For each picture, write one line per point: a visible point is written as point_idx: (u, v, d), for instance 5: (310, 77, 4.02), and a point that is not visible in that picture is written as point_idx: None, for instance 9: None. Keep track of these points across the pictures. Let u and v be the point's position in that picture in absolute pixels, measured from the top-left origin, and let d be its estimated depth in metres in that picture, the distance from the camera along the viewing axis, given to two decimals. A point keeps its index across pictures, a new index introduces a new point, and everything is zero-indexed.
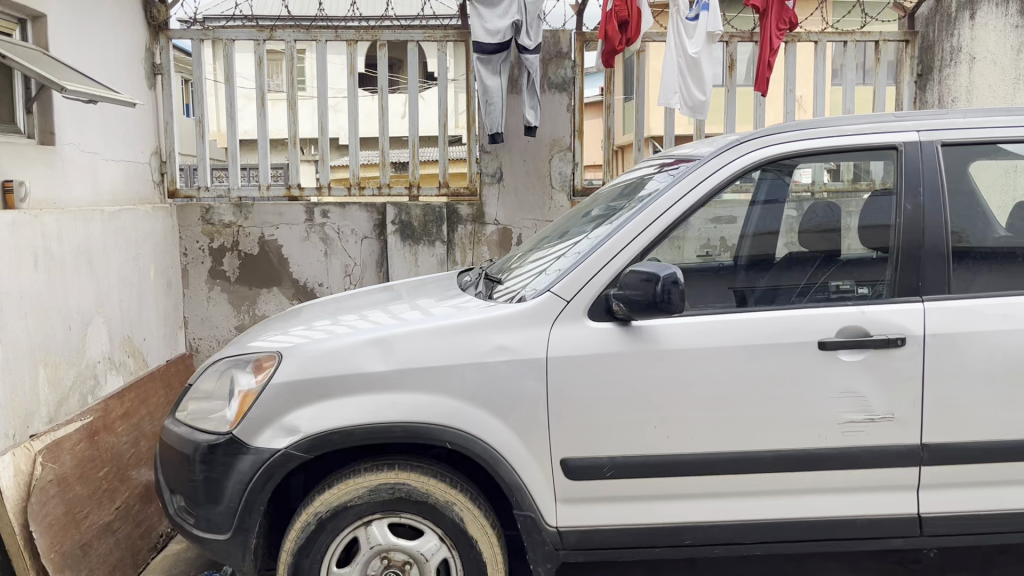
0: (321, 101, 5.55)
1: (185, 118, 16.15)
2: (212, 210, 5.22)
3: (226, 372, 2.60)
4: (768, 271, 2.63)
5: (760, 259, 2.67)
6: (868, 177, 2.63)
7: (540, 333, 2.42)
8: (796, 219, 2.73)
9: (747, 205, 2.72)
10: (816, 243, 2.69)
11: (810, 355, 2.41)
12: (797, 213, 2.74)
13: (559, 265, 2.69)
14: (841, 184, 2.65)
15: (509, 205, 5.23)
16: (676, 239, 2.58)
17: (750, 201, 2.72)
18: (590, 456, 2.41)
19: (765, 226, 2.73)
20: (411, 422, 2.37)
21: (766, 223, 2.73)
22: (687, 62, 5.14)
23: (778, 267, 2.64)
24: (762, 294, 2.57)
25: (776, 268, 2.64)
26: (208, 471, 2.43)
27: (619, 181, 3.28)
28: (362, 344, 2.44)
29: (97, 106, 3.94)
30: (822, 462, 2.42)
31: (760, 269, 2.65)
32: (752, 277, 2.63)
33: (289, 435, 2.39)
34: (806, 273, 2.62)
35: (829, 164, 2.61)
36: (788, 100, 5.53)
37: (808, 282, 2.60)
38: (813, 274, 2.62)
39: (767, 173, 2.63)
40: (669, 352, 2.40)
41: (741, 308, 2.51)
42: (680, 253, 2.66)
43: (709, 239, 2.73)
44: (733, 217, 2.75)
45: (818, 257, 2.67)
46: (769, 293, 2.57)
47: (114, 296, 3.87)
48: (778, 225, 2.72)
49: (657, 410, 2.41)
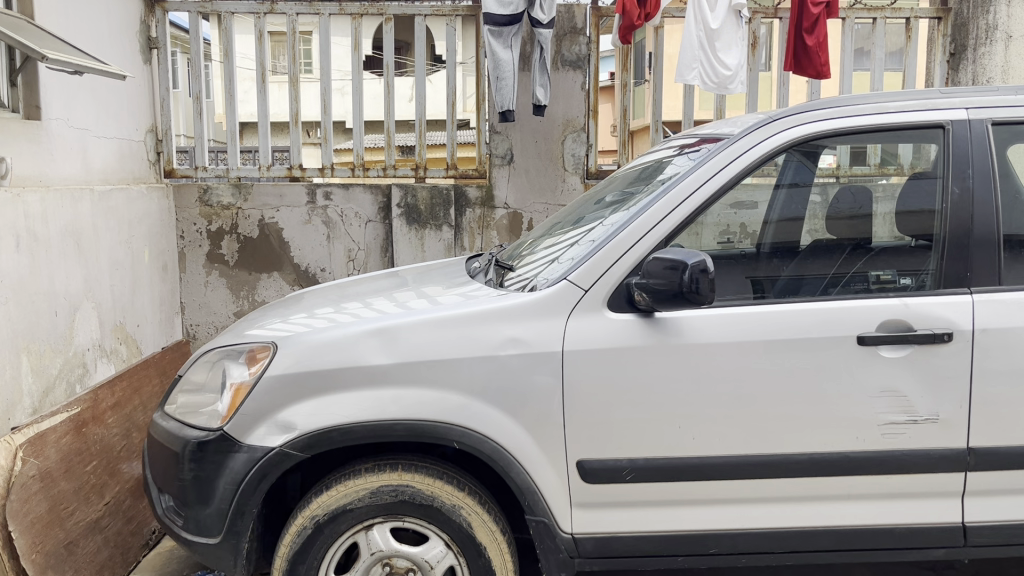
0: (324, 79, 5.34)
1: (185, 100, 15.98)
2: (209, 190, 5.04)
3: (218, 363, 2.43)
4: (793, 259, 2.46)
5: (784, 249, 2.49)
6: (895, 161, 2.45)
7: (554, 324, 2.25)
8: (821, 204, 2.51)
9: (770, 188, 2.46)
10: (842, 231, 2.50)
11: (847, 351, 2.22)
12: (822, 198, 2.51)
13: (574, 252, 2.51)
14: (868, 167, 2.47)
15: (519, 187, 5.04)
16: (693, 226, 2.36)
17: (774, 184, 2.46)
18: (609, 458, 2.23)
19: (790, 212, 2.51)
20: (414, 419, 2.20)
21: (792, 208, 2.51)
22: (709, 34, 4.93)
23: (804, 254, 2.46)
24: (784, 285, 2.40)
25: (801, 257, 2.46)
26: (198, 470, 2.26)
27: (636, 164, 3.09)
28: (363, 334, 2.26)
29: (85, 79, 3.75)
30: (859, 466, 2.24)
31: (784, 256, 2.47)
32: (773, 265, 2.45)
33: (284, 432, 2.22)
34: (834, 262, 2.44)
35: (854, 145, 2.42)
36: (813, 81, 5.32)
37: (839, 270, 2.42)
38: (843, 263, 2.44)
39: (792, 157, 2.43)
40: (693, 346, 2.22)
41: (760, 300, 2.34)
42: (697, 240, 2.42)
43: (729, 224, 2.46)
44: (755, 202, 2.48)
45: (846, 244, 2.47)
46: (792, 284, 2.40)
47: (105, 280, 3.69)
48: (803, 211, 2.50)
49: (682, 407, 2.23)
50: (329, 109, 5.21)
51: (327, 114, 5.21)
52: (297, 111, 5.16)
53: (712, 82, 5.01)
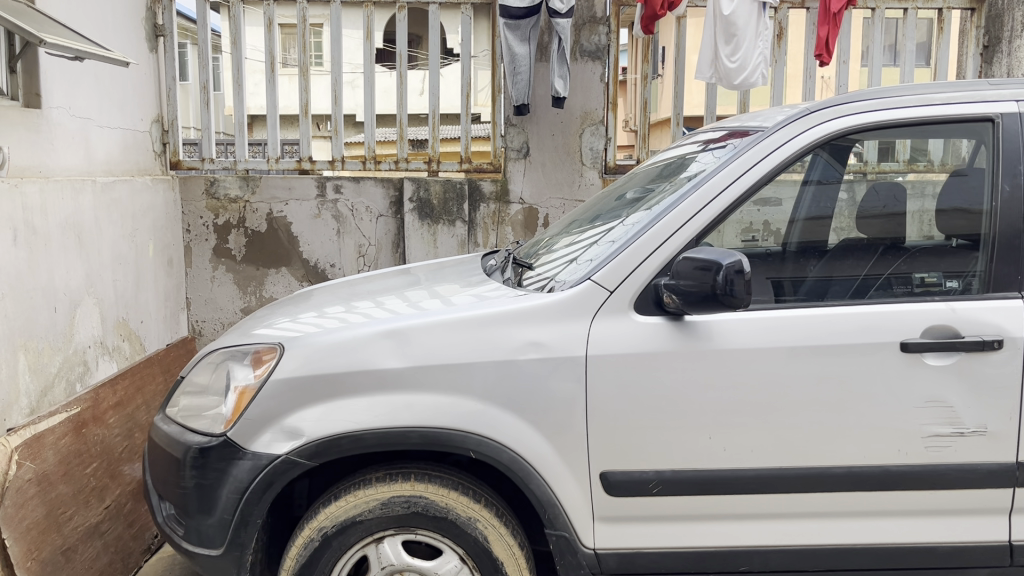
0: (335, 69, 5.22)
1: (192, 91, 15.88)
2: (216, 182, 4.93)
3: (221, 364, 2.31)
4: (822, 257, 2.33)
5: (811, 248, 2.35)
6: (925, 157, 2.33)
7: (576, 328, 2.12)
8: (848, 203, 2.38)
9: (797, 184, 2.32)
10: (874, 230, 2.38)
11: (889, 359, 2.09)
12: (849, 197, 2.38)
13: (597, 250, 2.38)
14: (896, 163, 2.33)
15: (535, 181, 4.90)
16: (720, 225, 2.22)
17: (801, 180, 2.32)
18: (634, 469, 2.11)
19: (818, 210, 2.38)
20: (428, 426, 2.07)
21: (820, 204, 2.38)
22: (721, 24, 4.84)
23: (834, 254, 2.32)
24: (812, 286, 2.27)
25: (830, 256, 2.32)
26: (200, 478, 2.14)
27: (656, 160, 2.95)
28: (374, 336, 2.14)
29: (88, 66, 3.63)
30: (901, 481, 2.11)
31: (812, 253, 2.34)
32: (800, 265, 2.32)
33: (291, 439, 2.10)
34: (867, 263, 2.30)
35: (883, 139, 2.28)
36: (840, 73, 5.17)
37: (870, 274, 2.28)
38: (876, 263, 2.30)
39: (820, 155, 2.28)
40: (725, 352, 2.09)
41: (780, 304, 2.20)
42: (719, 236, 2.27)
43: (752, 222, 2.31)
44: (779, 199, 2.32)
45: (883, 242, 2.35)
46: (820, 285, 2.27)
47: (107, 275, 3.58)
48: (831, 209, 2.38)
49: (712, 417, 2.10)
50: (340, 100, 5.08)
51: (338, 106, 5.08)
52: (307, 102, 5.03)
53: (728, 80, 4.91)
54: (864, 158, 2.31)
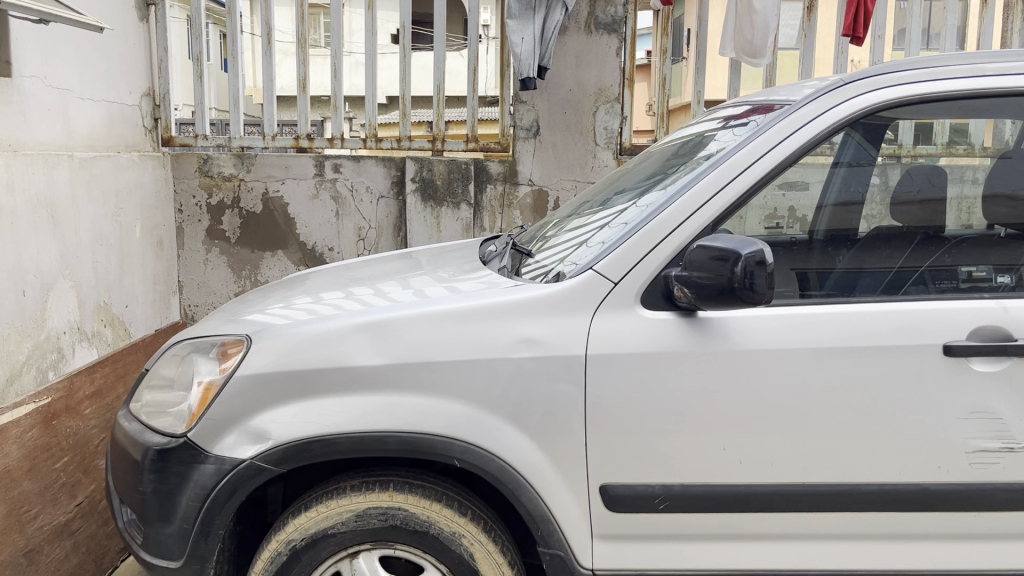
0: (336, 43, 5.01)
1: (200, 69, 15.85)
2: (210, 160, 4.78)
3: (187, 357, 2.11)
4: (851, 247, 2.07)
5: (841, 236, 2.09)
6: (966, 140, 2.03)
7: (575, 323, 1.89)
8: (881, 188, 2.10)
9: (827, 167, 2.06)
10: (907, 218, 2.10)
11: (929, 364, 1.85)
12: (882, 181, 2.09)
13: (605, 235, 2.15)
14: (933, 147, 2.03)
15: (545, 162, 4.67)
16: (741, 209, 1.98)
17: (831, 163, 2.06)
18: (638, 483, 1.88)
19: (847, 195, 2.10)
20: (409, 431, 1.86)
21: (851, 190, 2.10)
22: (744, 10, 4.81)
23: (864, 243, 2.07)
24: (839, 280, 2.03)
25: (860, 245, 2.07)
26: (159, 483, 1.94)
27: (674, 138, 2.70)
28: (352, 329, 1.93)
29: (67, 36, 3.52)
30: (941, 500, 1.87)
31: (841, 242, 2.09)
32: (828, 255, 2.07)
33: (256, 442, 1.89)
34: (904, 253, 2.05)
35: (921, 118, 2.01)
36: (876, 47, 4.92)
37: (906, 265, 2.04)
38: (913, 254, 2.05)
39: (852, 135, 2.03)
40: (742, 353, 1.86)
41: (806, 299, 1.96)
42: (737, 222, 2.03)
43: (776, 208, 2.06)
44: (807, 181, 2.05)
45: (918, 232, 2.08)
46: (847, 279, 2.03)
47: (87, 257, 3.52)
48: (862, 193, 2.10)
49: (727, 425, 1.87)
50: (340, 75, 4.87)
51: (338, 81, 4.87)
52: (305, 77, 4.82)
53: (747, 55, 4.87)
54: (897, 141, 2.03)
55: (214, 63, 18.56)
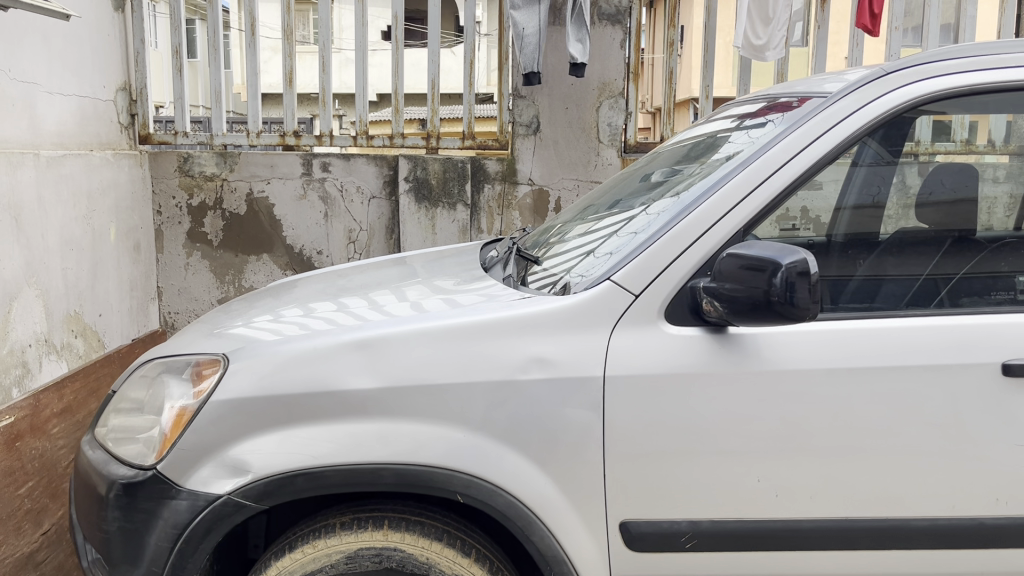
0: (324, 35, 4.79)
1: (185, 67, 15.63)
2: (190, 159, 4.57)
3: (158, 378, 1.90)
4: (873, 252, 1.87)
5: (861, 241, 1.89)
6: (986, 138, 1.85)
7: (591, 341, 1.69)
8: (900, 187, 1.87)
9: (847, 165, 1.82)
10: (935, 218, 1.89)
11: (987, 385, 1.65)
12: (899, 179, 1.87)
13: (616, 243, 1.94)
14: (952, 144, 1.82)
15: (545, 160, 4.48)
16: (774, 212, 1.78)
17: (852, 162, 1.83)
18: (662, 519, 1.69)
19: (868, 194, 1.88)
20: (405, 463, 1.66)
21: (878, 188, 1.87)
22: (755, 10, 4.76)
23: (886, 250, 1.87)
24: (856, 289, 1.82)
25: (882, 250, 1.88)
26: (125, 521, 1.73)
27: (685, 138, 2.50)
28: (342, 347, 1.72)
29: (32, 25, 3.40)
30: (1000, 536, 1.68)
31: (861, 248, 1.88)
32: (846, 260, 1.86)
33: (234, 475, 1.68)
34: (935, 256, 1.86)
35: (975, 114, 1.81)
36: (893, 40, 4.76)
37: (934, 273, 1.84)
38: (944, 260, 1.85)
39: (869, 143, 1.82)
40: (780, 374, 1.66)
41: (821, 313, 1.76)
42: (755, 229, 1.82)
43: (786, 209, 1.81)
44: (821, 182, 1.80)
45: (948, 236, 1.87)
46: (866, 288, 1.82)
47: (56, 263, 3.45)
48: (884, 191, 1.87)
49: (763, 454, 1.67)
50: (329, 69, 4.66)
51: (327, 76, 4.66)
52: (292, 71, 4.60)
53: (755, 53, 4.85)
54: (915, 137, 1.82)
55: (201, 61, 18.33)
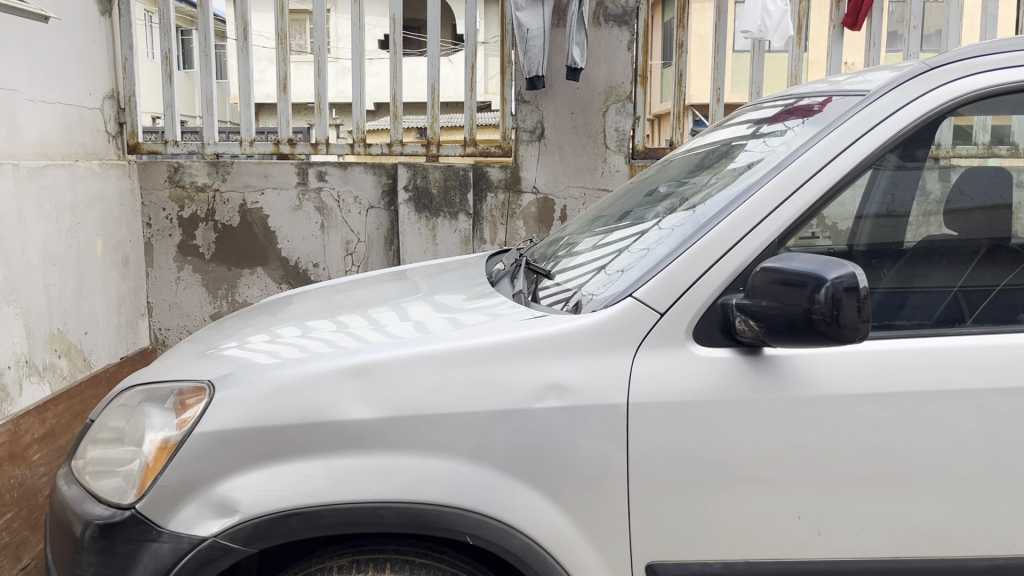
0: (320, 40, 4.66)
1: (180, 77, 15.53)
2: (181, 169, 4.43)
3: (138, 407, 1.74)
4: (899, 262, 1.71)
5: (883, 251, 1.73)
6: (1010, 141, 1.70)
7: (612, 364, 1.54)
8: (928, 194, 1.72)
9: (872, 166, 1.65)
10: (963, 225, 1.73)
11: None
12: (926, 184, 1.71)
13: (633, 255, 1.79)
14: (973, 147, 1.70)
15: (550, 167, 4.34)
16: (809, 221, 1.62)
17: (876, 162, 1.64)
18: (692, 560, 1.54)
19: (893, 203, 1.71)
20: (408, 502, 1.50)
21: (894, 197, 1.71)
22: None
23: (911, 257, 1.71)
24: (882, 301, 1.66)
25: (908, 258, 1.71)
26: (102, 566, 1.56)
27: (698, 144, 2.35)
28: (339, 373, 1.57)
29: (11, 31, 3.27)
30: None
31: (885, 258, 1.72)
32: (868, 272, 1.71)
33: (221, 515, 1.53)
34: (965, 270, 1.70)
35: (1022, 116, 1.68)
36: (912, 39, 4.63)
37: (966, 284, 1.68)
38: (978, 271, 1.70)
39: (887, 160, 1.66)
40: (821, 399, 1.51)
41: None
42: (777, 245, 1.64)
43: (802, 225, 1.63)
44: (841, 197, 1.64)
45: (982, 243, 1.72)
46: (893, 300, 1.66)
47: (37, 279, 3.31)
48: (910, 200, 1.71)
49: (803, 488, 1.52)
50: (325, 74, 4.52)
51: (323, 81, 4.53)
52: (287, 77, 4.46)
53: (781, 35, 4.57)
54: (936, 141, 1.67)
55: (196, 70, 18.24)
